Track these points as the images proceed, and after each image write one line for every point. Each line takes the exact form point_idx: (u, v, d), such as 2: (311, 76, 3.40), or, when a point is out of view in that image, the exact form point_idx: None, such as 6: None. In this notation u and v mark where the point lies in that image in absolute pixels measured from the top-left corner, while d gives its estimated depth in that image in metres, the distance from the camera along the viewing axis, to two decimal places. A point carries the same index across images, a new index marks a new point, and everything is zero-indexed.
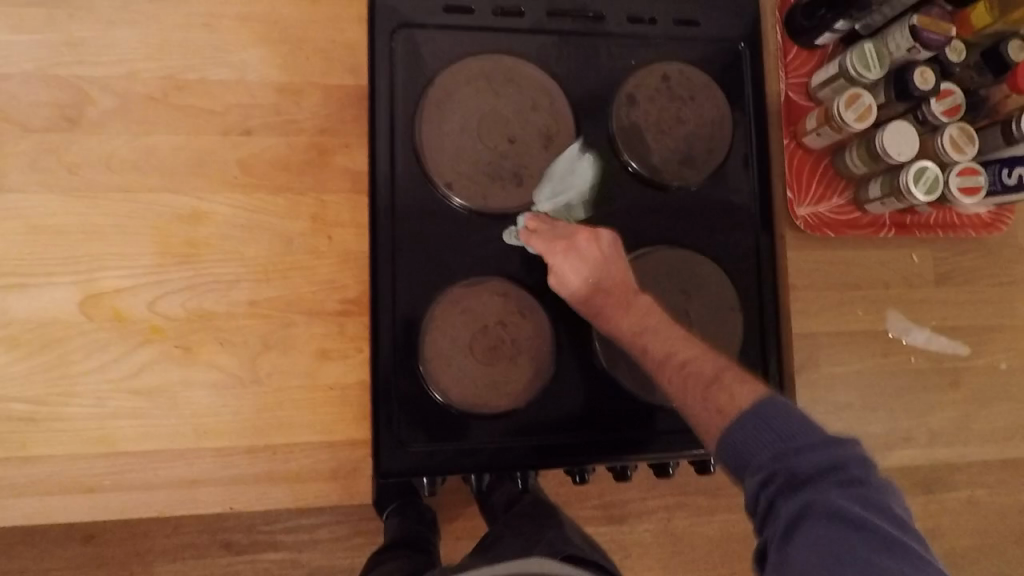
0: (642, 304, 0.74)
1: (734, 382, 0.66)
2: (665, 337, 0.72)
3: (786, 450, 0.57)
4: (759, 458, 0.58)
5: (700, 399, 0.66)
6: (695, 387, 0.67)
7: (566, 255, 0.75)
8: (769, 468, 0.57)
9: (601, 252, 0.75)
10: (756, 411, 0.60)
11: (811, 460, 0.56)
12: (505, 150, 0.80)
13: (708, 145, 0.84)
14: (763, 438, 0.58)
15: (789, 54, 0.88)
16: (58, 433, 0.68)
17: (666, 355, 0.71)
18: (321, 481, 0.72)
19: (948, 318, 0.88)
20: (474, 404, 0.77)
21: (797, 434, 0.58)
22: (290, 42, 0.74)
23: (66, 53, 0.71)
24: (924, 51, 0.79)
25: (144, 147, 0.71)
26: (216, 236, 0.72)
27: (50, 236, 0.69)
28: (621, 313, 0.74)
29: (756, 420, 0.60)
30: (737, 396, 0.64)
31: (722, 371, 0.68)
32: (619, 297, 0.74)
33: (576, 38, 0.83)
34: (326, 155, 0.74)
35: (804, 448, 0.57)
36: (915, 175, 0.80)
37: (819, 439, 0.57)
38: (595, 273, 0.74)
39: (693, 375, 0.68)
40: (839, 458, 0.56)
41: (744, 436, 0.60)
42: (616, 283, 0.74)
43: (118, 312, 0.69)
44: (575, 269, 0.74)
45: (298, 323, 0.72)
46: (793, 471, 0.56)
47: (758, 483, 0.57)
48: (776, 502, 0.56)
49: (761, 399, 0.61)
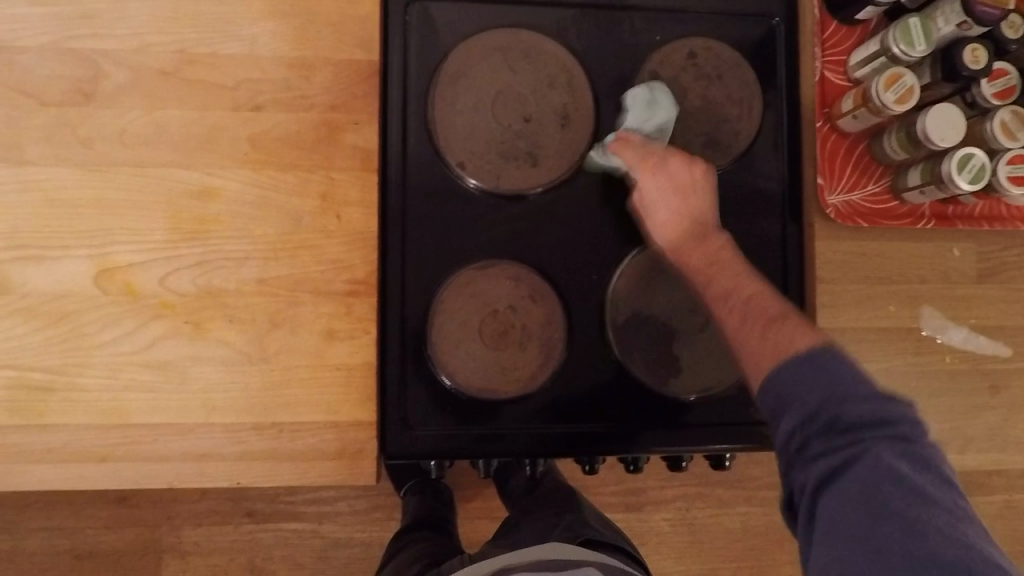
0: (718, 240, 0.71)
1: (800, 326, 0.63)
2: (727, 279, 0.69)
3: (834, 398, 0.56)
4: (804, 401, 0.57)
5: (756, 339, 0.64)
6: (754, 334, 0.65)
7: (649, 175, 0.72)
8: (813, 413, 0.56)
9: (685, 177, 0.72)
10: (807, 359, 0.58)
11: (859, 412, 0.55)
12: (520, 128, 0.77)
13: (737, 127, 0.81)
14: (810, 386, 0.57)
15: (826, 29, 0.82)
16: (72, 403, 0.69)
17: (730, 292, 0.68)
18: (325, 461, 0.72)
19: (989, 316, 0.83)
20: (481, 389, 0.76)
21: (847, 383, 0.57)
22: (300, 15, 0.73)
23: (80, 26, 0.70)
24: (977, 27, 0.73)
25: (156, 122, 0.71)
26: (226, 213, 0.71)
27: (66, 209, 0.70)
28: (695, 246, 0.71)
29: (808, 364, 0.58)
30: (795, 339, 0.61)
31: (788, 313, 0.65)
32: (694, 230, 0.72)
33: (597, 12, 0.79)
34: (336, 132, 0.73)
35: (851, 397, 0.56)
36: (959, 163, 0.75)
37: (867, 393, 0.56)
38: (678, 200, 0.72)
39: (753, 314, 0.66)
40: (883, 410, 0.55)
41: (793, 381, 0.58)
42: (691, 212, 0.72)
43: (132, 287, 0.70)
44: (660, 188, 0.72)
45: (306, 302, 0.72)
46: (837, 418, 0.56)
47: (796, 425, 0.57)
48: (813, 448, 0.56)
49: (813, 346, 0.59)
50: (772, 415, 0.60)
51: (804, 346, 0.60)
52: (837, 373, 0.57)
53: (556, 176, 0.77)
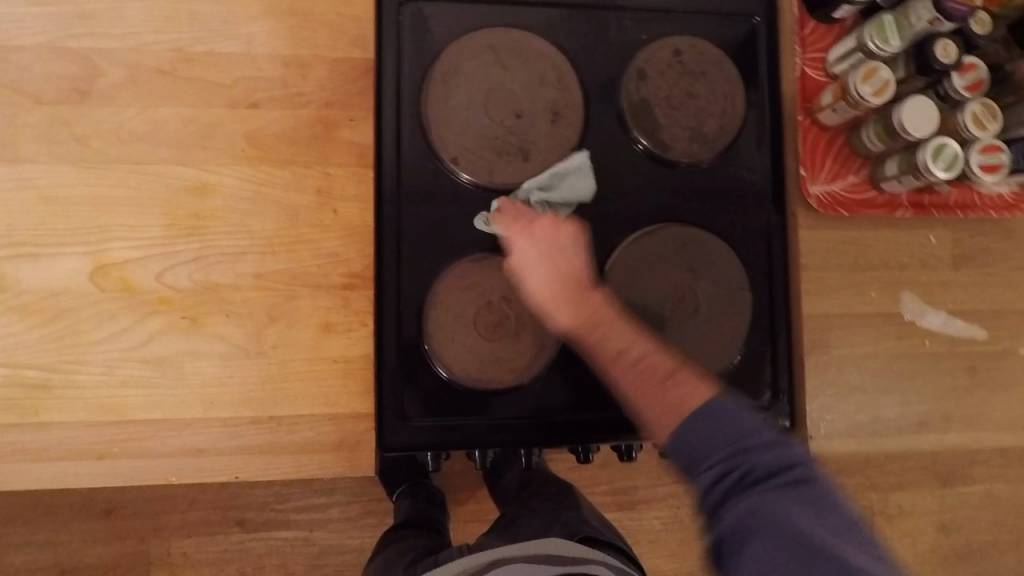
0: (599, 295, 0.71)
1: (692, 379, 0.64)
2: (611, 342, 0.69)
3: (743, 449, 0.58)
4: (716, 455, 0.58)
5: (653, 395, 0.64)
6: (651, 386, 0.65)
7: (522, 245, 0.72)
8: (725, 465, 0.58)
9: (554, 238, 0.72)
10: (709, 408, 0.60)
11: (767, 461, 0.57)
12: (512, 125, 0.79)
13: (721, 121, 0.82)
14: (719, 437, 0.59)
15: (806, 27, 0.85)
16: (68, 400, 0.69)
17: (620, 349, 0.68)
18: (324, 453, 0.73)
19: (965, 302, 0.86)
20: (477, 380, 0.77)
21: (752, 434, 0.59)
22: (296, 15, 0.74)
23: (76, 25, 0.71)
24: (947, 22, 0.76)
25: (153, 120, 0.72)
26: (223, 209, 0.72)
27: (61, 207, 0.70)
28: (578, 309, 0.70)
29: (715, 415, 0.60)
30: (688, 394, 0.62)
31: (678, 367, 0.65)
32: (574, 290, 0.70)
33: (585, 11, 0.82)
34: (332, 129, 0.74)
35: (759, 448, 0.58)
36: (934, 152, 0.78)
37: (770, 440, 0.59)
38: (549, 262, 0.71)
39: (645, 373, 0.66)
40: (787, 457, 0.58)
41: (699, 434, 0.59)
42: (567, 271, 0.71)
43: (128, 283, 0.70)
44: (530, 253, 0.71)
45: (303, 296, 0.73)
46: (749, 470, 0.57)
47: (712, 480, 0.58)
48: (729, 503, 0.56)
49: (713, 399, 0.61)
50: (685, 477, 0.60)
51: (698, 400, 0.61)
52: (743, 428, 0.59)
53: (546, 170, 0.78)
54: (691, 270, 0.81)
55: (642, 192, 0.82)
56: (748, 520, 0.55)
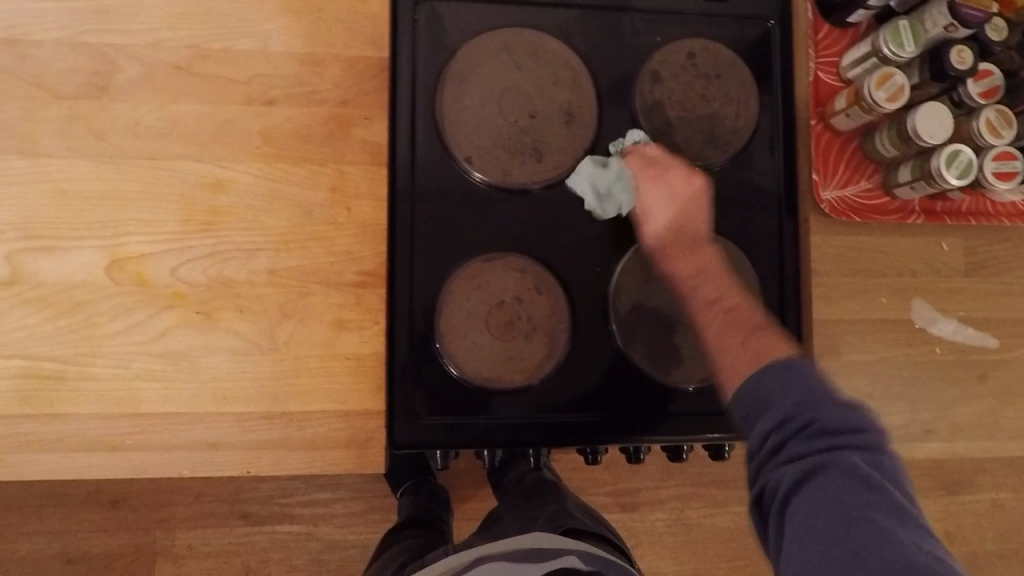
0: (705, 252, 0.75)
1: (775, 337, 0.68)
2: (712, 284, 0.73)
3: (809, 402, 0.59)
4: (782, 404, 0.60)
5: (738, 344, 0.68)
6: (734, 336, 0.69)
7: (654, 184, 0.77)
8: (785, 414, 0.59)
9: (686, 192, 0.76)
10: (782, 365, 0.62)
11: (832, 417, 0.58)
12: (526, 125, 0.79)
13: (733, 124, 0.82)
14: (787, 388, 0.60)
15: (819, 32, 0.86)
16: (83, 392, 0.69)
17: (710, 301, 0.73)
18: (334, 450, 0.73)
19: (977, 309, 0.86)
20: (488, 378, 0.77)
21: (822, 393, 0.60)
22: (313, 13, 0.75)
23: (95, 21, 0.72)
24: (963, 28, 0.76)
25: (169, 116, 0.72)
26: (238, 205, 0.73)
27: (79, 201, 0.71)
28: (679, 258, 0.75)
29: (790, 370, 0.61)
30: (773, 350, 0.66)
31: (763, 325, 0.69)
32: (681, 243, 0.76)
33: (599, 13, 0.82)
34: (346, 127, 0.75)
35: (825, 405, 0.59)
36: (947, 158, 0.78)
37: (840, 400, 0.59)
38: (676, 212, 0.76)
39: (734, 322, 0.71)
40: (855, 418, 0.58)
41: (769, 383, 0.62)
42: (693, 223, 0.76)
43: (143, 278, 0.71)
44: (659, 200, 0.76)
45: (315, 292, 0.73)
46: (810, 421, 0.58)
47: (772, 426, 0.59)
48: (786, 451, 0.58)
49: (790, 356, 0.63)
50: (750, 417, 0.62)
51: (781, 356, 0.64)
52: (812, 386, 0.60)
53: (560, 171, 0.79)
54: None
55: None
56: (809, 471, 0.56)
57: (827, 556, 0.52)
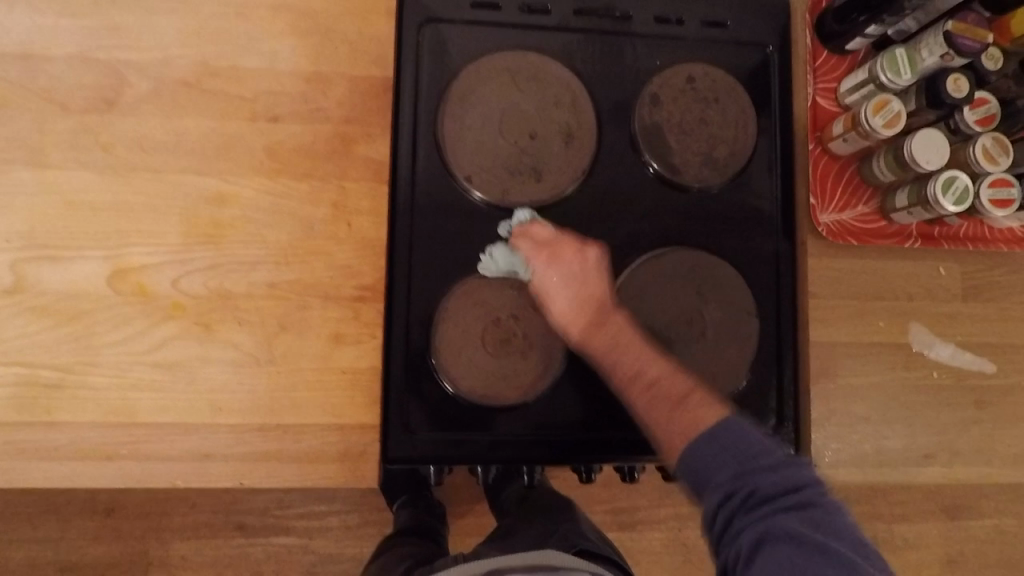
0: (617, 319, 0.73)
1: (705, 401, 0.66)
2: (631, 352, 0.72)
3: (746, 469, 0.58)
4: (720, 477, 0.58)
5: (666, 418, 0.66)
6: (664, 411, 0.67)
7: (556, 265, 0.75)
8: (728, 483, 0.58)
9: (582, 265, 0.75)
10: (718, 429, 0.61)
11: (772, 479, 0.57)
12: (526, 145, 0.80)
13: (732, 147, 0.83)
14: (724, 457, 0.59)
15: (818, 58, 0.87)
16: (80, 401, 0.70)
17: (636, 372, 0.71)
18: (328, 463, 0.73)
19: (973, 334, 0.86)
20: (483, 396, 0.77)
21: (760, 455, 0.59)
22: (319, 33, 0.76)
23: (107, 37, 0.74)
24: (958, 58, 0.77)
25: (175, 130, 0.74)
26: (240, 218, 0.74)
27: (84, 212, 0.72)
28: (593, 332, 0.73)
29: (721, 439, 0.61)
30: (699, 416, 0.64)
31: (692, 390, 0.67)
32: (597, 318, 0.73)
33: (600, 36, 0.83)
34: (350, 144, 0.76)
35: (762, 469, 0.58)
36: (944, 185, 0.78)
37: (777, 462, 0.58)
38: (574, 289, 0.74)
39: (661, 395, 0.68)
40: (794, 477, 0.57)
41: (706, 454, 0.60)
42: (596, 294, 0.74)
43: (144, 288, 0.72)
44: (555, 281, 0.74)
45: (313, 306, 0.74)
46: (752, 489, 0.57)
47: (717, 502, 0.58)
48: (734, 522, 0.56)
49: (721, 421, 0.62)
50: (696, 496, 0.60)
51: (709, 421, 0.63)
52: (751, 450, 0.59)
53: (558, 191, 0.80)
54: (698, 294, 0.80)
55: (653, 216, 0.82)
56: (760, 540, 0.54)
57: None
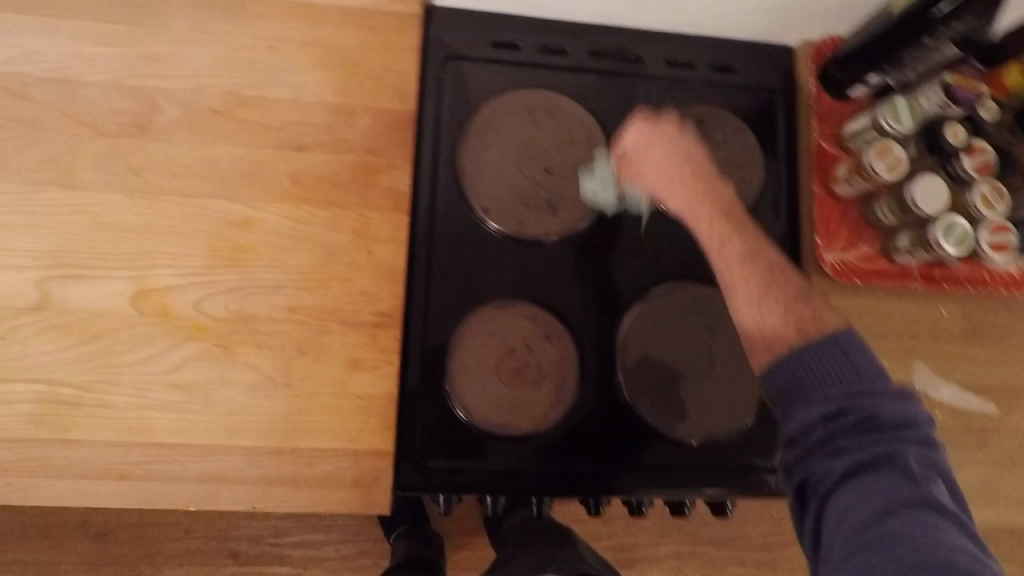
0: (728, 198, 0.75)
1: (822, 304, 0.67)
2: (744, 235, 0.72)
3: (862, 391, 0.59)
4: (832, 391, 0.59)
5: (782, 309, 0.66)
6: (778, 302, 0.67)
7: (651, 140, 0.76)
8: (828, 400, 0.59)
9: (675, 137, 0.76)
10: (835, 337, 0.62)
11: (886, 408, 0.58)
12: (542, 179, 0.83)
13: (740, 187, 0.88)
14: (835, 372, 0.60)
15: (820, 102, 0.88)
16: (97, 419, 0.71)
17: (751, 256, 0.70)
18: (341, 489, 0.73)
19: (973, 375, 0.88)
20: (495, 425, 0.78)
21: (874, 377, 0.60)
22: (346, 68, 0.79)
23: (143, 66, 0.76)
24: (956, 107, 0.79)
25: (204, 157, 0.76)
26: (263, 243, 0.75)
27: (111, 233, 0.74)
28: (707, 207, 0.74)
29: (840, 352, 0.61)
30: (822, 317, 0.65)
31: (808, 291, 0.68)
32: (700, 189, 0.74)
33: (614, 78, 0.87)
34: (373, 174, 0.78)
35: (878, 394, 0.59)
36: (945, 228, 0.79)
37: (890, 389, 0.59)
38: (681, 164, 0.75)
39: (778, 285, 0.68)
40: (906, 410, 0.59)
41: (812, 358, 0.61)
42: (693, 168, 0.75)
43: (167, 309, 0.73)
44: (657, 152, 0.76)
45: (332, 331, 0.75)
46: (863, 414, 0.58)
47: (820, 415, 0.59)
48: (838, 442, 0.58)
49: (840, 328, 0.63)
50: (789, 403, 0.62)
51: (828, 324, 0.64)
52: (856, 365, 0.60)
53: (574, 224, 0.83)
54: (707, 329, 0.84)
55: (662, 253, 0.85)
56: (863, 462, 0.56)
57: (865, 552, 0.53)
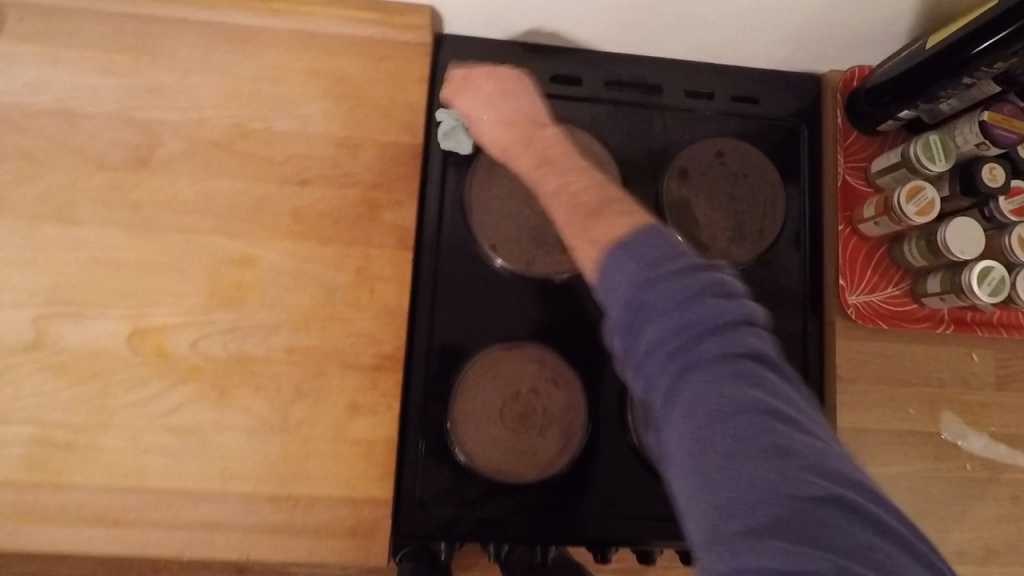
0: (545, 134, 0.71)
1: (621, 214, 0.57)
2: (552, 171, 0.67)
3: (643, 291, 0.49)
4: (620, 303, 0.50)
5: (585, 227, 0.58)
6: (577, 220, 0.60)
7: (467, 92, 0.75)
8: (680, 321, 0.47)
9: (501, 86, 0.74)
10: (633, 242, 0.52)
11: (665, 303, 0.47)
12: (552, 216, 0.79)
13: (761, 225, 0.82)
14: (628, 280, 0.50)
15: (848, 137, 0.85)
16: (90, 463, 0.69)
17: (562, 187, 0.65)
18: (339, 538, 0.71)
19: (1006, 425, 0.83)
20: (500, 472, 0.75)
21: (659, 272, 0.49)
22: (351, 99, 0.77)
23: (144, 97, 0.74)
24: (994, 147, 0.74)
25: (204, 191, 0.74)
26: (263, 281, 0.73)
27: (108, 269, 0.72)
28: (523, 148, 0.71)
29: (623, 260, 0.51)
30: (617, 226, 0.55)
31: (608, 203, 0.59)
32: (523, 134, 0.72)
33: (629, 108, 0.84)
34: (376, 210, 0.75)
35: (665, 290, 0.48)
36: (980, 274, 0.75)
37: (679, 277, 0.48)
38: (496, 108, 0.73)
39: (581, 205, 0.61)
40: (700, 300, 0.47)
41: (620, 273, 0.51)
42: (521, 117, 0.73)
43: (163, 349, 0.71)
44: (473, 103, 0.74)
45: (331, 374, 0.73)
46: (647, 314, 0.48)
47: (625, 329, 0.49)
48: (682, 361, 0.47)
49: (640, 230, 0.53)
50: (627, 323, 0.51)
51: (627, 231, 0.53)
52: (708, 278, 0.48)
53: None
54: None
55: None
56: (688, 386, 0.46)
57: (738, 519, 0.40)
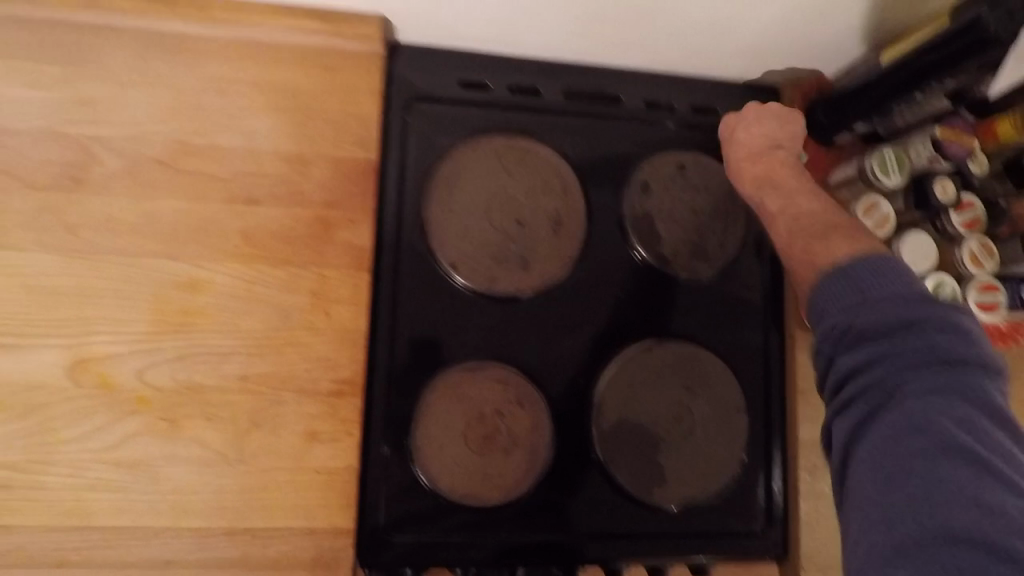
0: (781, 162, 0.75)
1: (841, 238, 0.63)
2: (784, 194, 0.71)
3: (859, 311, 0.54)
4: (833, 317, 0.56)
5: (801, 253, 0.65)
6: (799, 245, 0.66)
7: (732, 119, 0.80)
8: (886, 356, 0.52)
9: (756, 114, 0.79)
10: (851, 269, 0.57)
11: (884, 329, 0.52)
12: (515, 232, 0.78)
13: (721, 239, 0.83)
14: (842, 299, 0.56)
15: (805, 151, 0.85)
16: (30, 502, 0.65)
17: (796, 218, 0.69)
18: (298, 570, 0.69)
19: None
20: (465, 495, 0.74)
21: (882, 297, 0.54)
22: (302, 113, 0.74)
23: (77, 112, 0.70)
24: (945, 162, 0.76)
25: (145, 212, 0.70)
26: (212, 306, 0.70)
27: (44, 297, 0.68)
28: (749, 174, 0.76)
29: (848, 279, 0.56)
30: (835, 249, 0.61)
31: (832, 228, 0.65)
32: (755, 163, 0.76)
33: (588, 119, 0.83)
34: (331, 230, 0.73)
35: (882, 318, 0.53)
36: (932, 287, 0.76)
37: (903, 306, 0.53)
38: (756, 135, 0.78)
39: (803, 230, 0.67)
40: (922, 338, 0.52)
41: (830, 287, 0.57)
42: (762, 149, 0.77)
43: (106, 380, 0.68)
44: (737, 129, 0.79)
45: (287, 401, 0.70)
46: (860, 335, 0.53)
47: (827, 340, 0.56)
48: (881, 388, 0.52)
49: (860, 258, 0.58)
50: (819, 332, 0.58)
51: (843, 256, 0.60)
52: (933, 321, 0.52)
53: (547, 281, 0.78)
54: (686, 388, 0.80)
55: (642, 308, 0.81)
56: (884, 412, 0.51)
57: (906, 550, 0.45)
